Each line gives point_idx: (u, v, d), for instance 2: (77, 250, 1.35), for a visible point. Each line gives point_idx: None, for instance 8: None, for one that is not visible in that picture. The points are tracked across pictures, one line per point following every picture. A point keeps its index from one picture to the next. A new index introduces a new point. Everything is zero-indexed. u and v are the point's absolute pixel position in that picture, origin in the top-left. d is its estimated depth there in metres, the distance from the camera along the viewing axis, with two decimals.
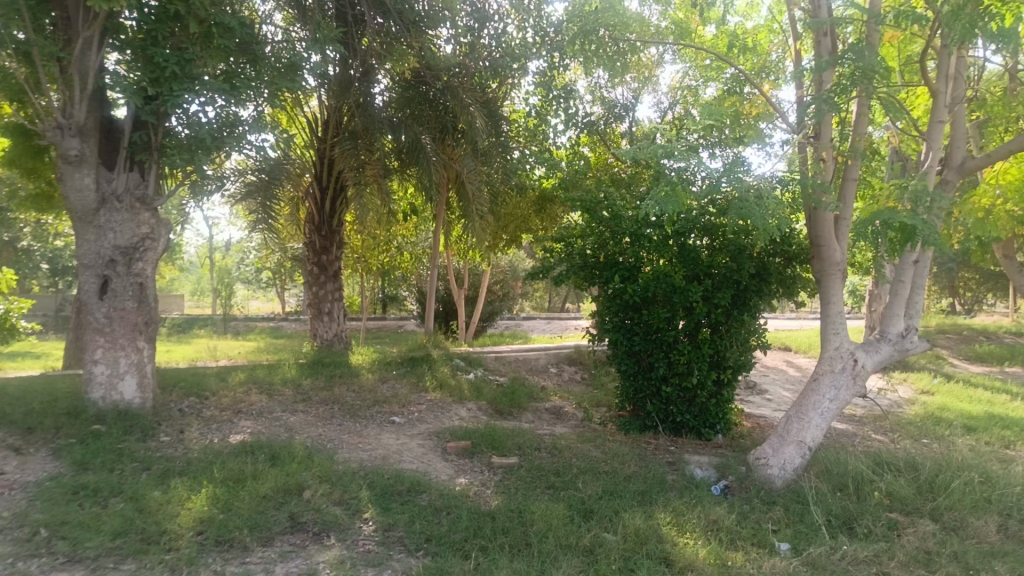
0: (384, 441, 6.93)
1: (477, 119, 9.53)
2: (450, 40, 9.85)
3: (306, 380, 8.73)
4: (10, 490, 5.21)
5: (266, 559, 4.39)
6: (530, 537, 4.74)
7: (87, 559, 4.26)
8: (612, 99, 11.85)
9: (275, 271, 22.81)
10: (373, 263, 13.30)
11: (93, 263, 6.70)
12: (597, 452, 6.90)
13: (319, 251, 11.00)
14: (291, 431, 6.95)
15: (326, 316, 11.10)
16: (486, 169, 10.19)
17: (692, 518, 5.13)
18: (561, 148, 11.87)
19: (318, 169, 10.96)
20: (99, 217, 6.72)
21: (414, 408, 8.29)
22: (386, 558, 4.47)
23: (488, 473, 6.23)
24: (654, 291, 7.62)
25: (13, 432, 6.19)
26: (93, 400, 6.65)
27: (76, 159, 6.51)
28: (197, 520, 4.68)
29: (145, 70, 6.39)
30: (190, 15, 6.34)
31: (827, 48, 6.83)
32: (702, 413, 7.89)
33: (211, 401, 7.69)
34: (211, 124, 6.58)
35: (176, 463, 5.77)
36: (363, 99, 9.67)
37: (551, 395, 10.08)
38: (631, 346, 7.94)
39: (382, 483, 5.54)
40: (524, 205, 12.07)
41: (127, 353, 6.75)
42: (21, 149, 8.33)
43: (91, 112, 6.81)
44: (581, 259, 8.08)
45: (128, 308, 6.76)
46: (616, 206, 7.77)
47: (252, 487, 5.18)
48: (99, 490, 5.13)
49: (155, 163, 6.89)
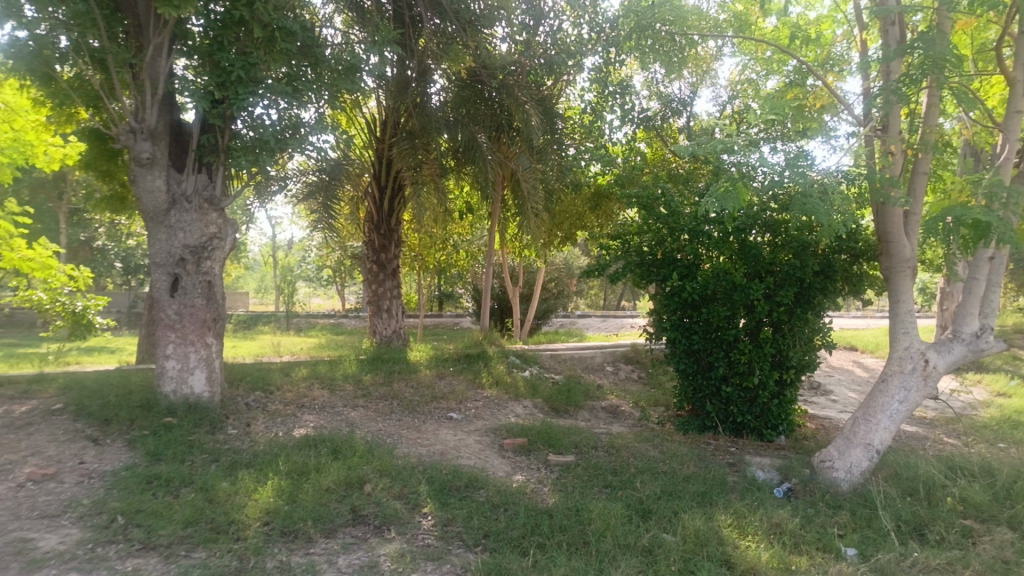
0: (442, 437, 7.01)
1: (532, 118, 9.54)
2: (505, 38, 9.89)
3: (366, 376, 8.90)
4: (89, 479, 5.46)
5: (329, 550, 4.49)
6: (588, 536, 4.72)
7: (161, 546, 4.42)
8: (668, 94, 11.67)
9: (335, 269, 23.33)
10: (430, 261, 13.50)
11: (163, 262, 6.92)
12: (654, 452, 6.85)
13: (378, 249, 11.17)
14: (352, 426, 7.09)
15: (385, 313, 11.28)
16: (542, 167, 10.18)
17: (754, 521, 5.04)
18: (617, 144, 11.84)
19: (377, 168, 11.14)
20: (169, 217, 6.93)
21: (471, 405, 8.36)
22: (445, 553, 4.52)
23: (545, 471, 6.23)
24: (713, 288, 7.52)
25: (91, 424, 6.48)
26: (165, 393, 6.91)
27: (147, 162, 6.73)
28: (264, 511, 4.82)
29: (212, 75, 6.61)
30: (254, 21, 6.50)
31: (896, 38, 6.59)
32: (764, 414, 7.70)
33: (275, 395, 7.90)
34: (274, 126, 6.79)
35: (243, 455, 5.95)
36: (420, 99, 9.78)
37: (607, 394, 10.03)
38: (690, 345, 7.83)
39: (440, 478, 5.60)
40: (579, 203, 12.01)
41: (196, 348, 6.98)
42: (95, 153, 8.84)
43: (161, 116, 7.05)
44: (639, 256, 8.03)
45: (197, 305, 6.98)
46: (674, 203, 7.68)
47: (315, 480, 5.31)
48: (171, 480, 5.33)
49: (222, 164, 7.11)
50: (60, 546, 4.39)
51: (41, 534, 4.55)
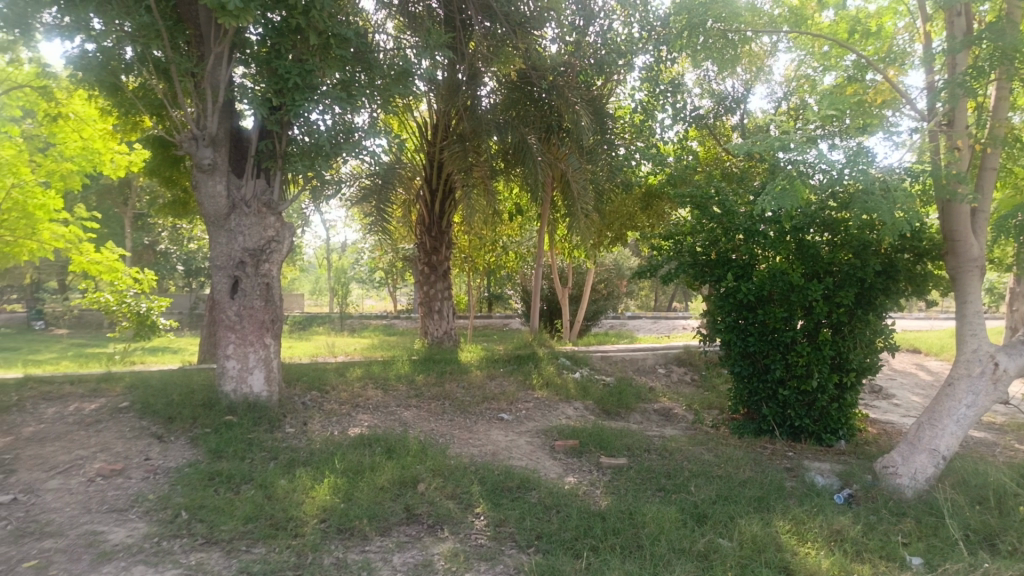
0: (493, 437, 7.04)
1: (582, 118, 9.48)
2: (555, 39, 9.86)
3: (418, 376, 9.00)
4: (155, 475, 5.65)
5: (384, 548, 4.55)
6: (642, 539, 4.67)
7: (223, 541, 4.55)
8: (721, 91, 11.51)
9: (388, 271, 23.70)
10: (479, 263, 13.57)
11: (224, 265, 7.12)
12: (709, 456, 6.75)
13: (429, 251, 11.30)
14: (405, 426, 7.18)
15: (436, 314, 11.37)
16: (592, 167, 10.12)
17: (814, 528, 4.92)
18: (668, 143, 11.71)
19: (428, 171, 11.25)
20: (229, 221, 7.12)
21: (522, 406, 8.37)
22: (498, 553, 4.53)
23: (597, 473, 6.18)
24: (770, 289, 7.37)
25: (156, 421, 6.71)
26: (226, 392, 7.11)
27: (209, 168, 6.92)
28: (321, 508, 4.92)
29: (270, 82, 6.78)
30: (309, 28, 6.56)
31: (962, 29, 6.35)
32: (823, 418, 7.50)
33: (331, 395, 8.05)
34: (329, 131, 6.93)
35: (301, 453, 6.08)
36: (471, 101, 9.84)
37: (659, 396, 9.92)
38: (745, 348, 7.68)
39: (493, 479, 5.63)
40: (630, 203, 11.93)
41: (255, 349, 7.15)
42: (160, 159, 9.15)
43: (221, 123, 7.25)
44: (692, 256, 7.93)
45: (257, 306, 7.15)
46: (729, 202, 7.57)
47: (370, 479, 5.39)
48: (232, 476, 5.48)
49: (280, 169, 7.27)
50: (128, 539, 4.55)
51: (110, 527, 4.72)
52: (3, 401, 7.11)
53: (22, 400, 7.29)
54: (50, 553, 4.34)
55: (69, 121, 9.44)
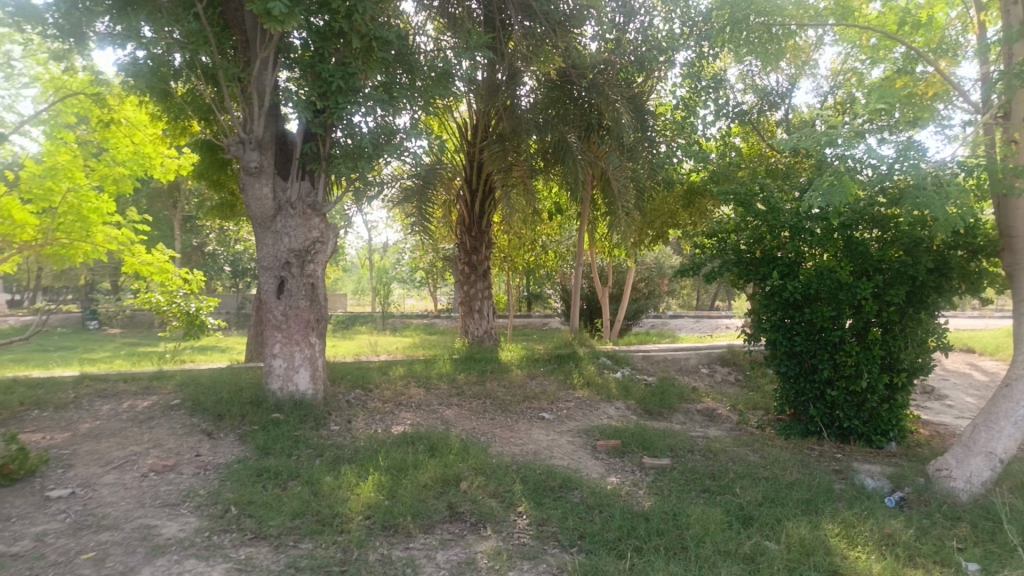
0: (535, 437, 7.05)
1: (623, 116, 9.43)
2: (595, 37, 9.82)
3: (459, 375, 9.05)
4: (205, 471, 5.79)
5: (428, 545, 4.59)
6: (686, 541, 4.62)
7: (271, 536, 4.64)
8: (765, 86, 11.32)
9: (429, 271, 23.89)
10: (519, 262, 13.59)
11: (271, 266, 7.25)
12: (754, 457, 6.65)
13: (470, 251, 11.36)
14: (448, 424, 7.23)
15: (477, 313, 11.41)
16: (633, 165, 10.02)
17: (864, 531, 4.81)
18: (710, 140, 11.60)
19: (468, 171, 11.33)
20: (275, 223, 7.25)
21: (563, 405, 8.35)
22: (541, 552, 4.53)
23: (640, 473, 6.14)
24: (817, 287, 7.21)
25: (206, 418, 6.89)
26: (272, 390, 7.25)
27: (255, 170, 7.06)
28: (366, 505, 4.98)
29: (314, 86, 6.92)
30: (352, 31, 6.64)
31: (1018, 18, 6.11)
32: (872, 419, 7.32)
33: (374, 393, 8.15)
34: (371, 133, 7.02)
35: (345, 450, 6.17)
36: (511, 101, 9.87)
37: (702, 396, 9.80)
38: (791, 347, 7.56)
39: (535, 478, 5.63)
40: (671, 200, 11.83)
41: (301, 348, 7.27)
42: (209, 163, 9.39)
43: (266, 127, 7.38)
44: (736, 255, 7.85)
45: (302, 306, 7.26)
46: (774, 199, 7.44)
47: (414, 477, 5.44)
48: (279, 473, 5.59)
49: (324, 171, 7.39)
50: (180, 533, 4.67)
51: (163, 521, 4.85)
52: (61, 399, 7.37)
53: (79, 397, 7.54)
54: (107, 545, 4.48)
55: (121, 126, 9.90)
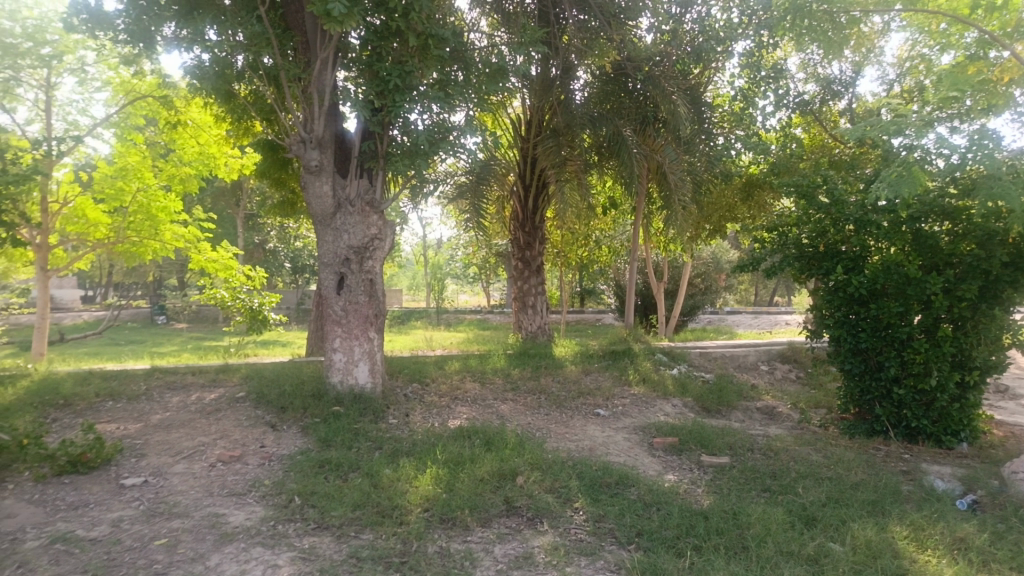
0: (590, 433, 7.03)
1: (680, 107, 9.35)
2: (651, 28, 9.71)
3: (514, 370, 9.09)
4: (269, 462, 5.96)
5: (485, 539, 4.63)
6: (747, 540, 4.54)
7: (333, 526, 4.75)
8: (828, 75, 10.96)
9: (482, 267, 24.06)
10: (572, 257, 13.55)
11: (331, 262, 7.40)
12: (817, 457, 6.50)
13: (523, 247, 11.39)
14: (503, 419, 7.28)
15: (530, 309, 11.42)
16: (689, 159, 9.89)
17: (934, 534, 4.66)
18: (771, 131, 11.35)
19: (522, 167, 11.32)
20: (335, 220, 7.39)
21: (618, 402, 8.30)
22: (598, 549, 4.52)
23: (698, 471, 6.06)
24: (883, 282, 7.02)
25: (270, 411, 7.09)
26: (333, 384, 7.41)
27: (315, 169, 7.20)
28: (424, 498, 5.05)
29: (372, 84, 7.03)
30: (409, 30, 6.71)
31: None
32: (943, 419, 7.03)
33: (431, 387, 8.26)
34: (426, 131, 7.12)
35: (403, 443, 6.26)
36: (565, 96, 9.79)
37: (762, 394, 9.61)
38: (856, 344, 7.31)
39: (591, 474, 5.62)
40: (729, 193, 11.64)
41: (360, 342, 7.41)
42: (270, 162, 9.64)
43: (326, 126, 7.52)
44: (798, 249, 7.68)
45: (361, 302, 7.39)
46: (838, 191, 7.26)
47: (471, 470, 5.50)
48: (340, 464, 5.72)
49: (381, 169, 7.50)
50: (247, 522, 4.82)
51: (231, 510, 5.02)
52: (133, 391, 7.69)
53: (150, 389, 7.85)
54: (178, 532, 4.66)
55: (187, 127, 10.24)
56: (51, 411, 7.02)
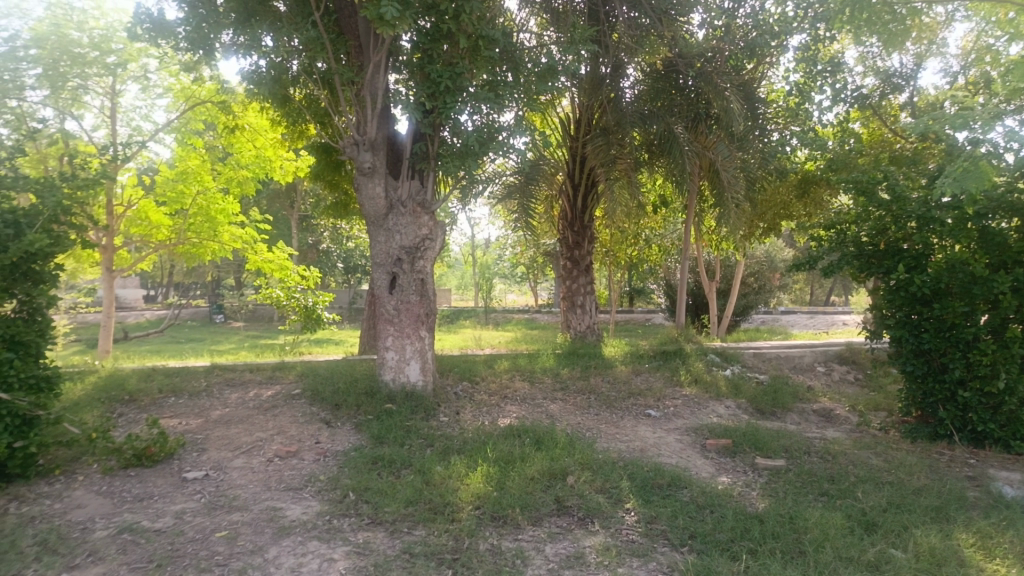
0: (641, 434, 6.98)
1: (732, 103, 9.13)
2: (703, 25, 9.61)
3: (563, 369, 9.08)
4: (325, 458, 6.08)
5: (537, 538, 4.64)
6: (804, 545, 4.45)
7: (387, 522, 4.82)
8: (887, 68, 10.63)
9: (530, 266, 24.10)
10: (621, 256, 13.47)
11: (383, 262, 7.51)
12: (877, 461, 6.33)
13: (572, 246, 11.37)
14: (553, 418, 7.28)
15: (579, 308, 11.36)
16: (742, 155, 9.75)
17: (1002, 543, 4.49)
18: (827, 126, 11.07)
19: (571, 166, 11.32)
20: (387, 221, 7.49)
21: (670, 402, 8.22)
22: (650, 550, 4.48)
23: (752, 474, 5.96)
24: (947, 282, 6.76)
25: (325, 407, 7.24)
26: (385, 381, 7.51)
27: (369, 171, 7.32)
28: (475, 495, 5.09)
29: (423, 86, 7.12)
30: (459, 32, 6.74)
31: None
32: (1011, 423, 6.66)
33: (481, 386, 8.32)
34: (475, 131, 7.15)
35: (454, 441, 6.32)
36: (615, 94, 9.71)
37: (818, 396, 9.38)
38: (919, 345, 7.08)
39: (642, 475, 5.58)
40: (784, 190, 11.38)
41: (411, 341, 7.49)
42: (324, 165, 9.83)
43: (378, 128, 7.63)
44: (857, 247, 7.53)
45: (412, 301, 7.47)
46: (899, 187, 7.03)
47: (521, 469, 5.51)
48: (393, 461, 5.81)
49: (432, 169, 7.59)
50: (304, 516, 4.93)
51: (288, 504, 5.14)
52: (194, 386, 7.95)
53: (210, 385, 8.10)
54: (238, 525, 4.80)
55: (244, 132, 10.43)
56: (117, 406, 7.30)
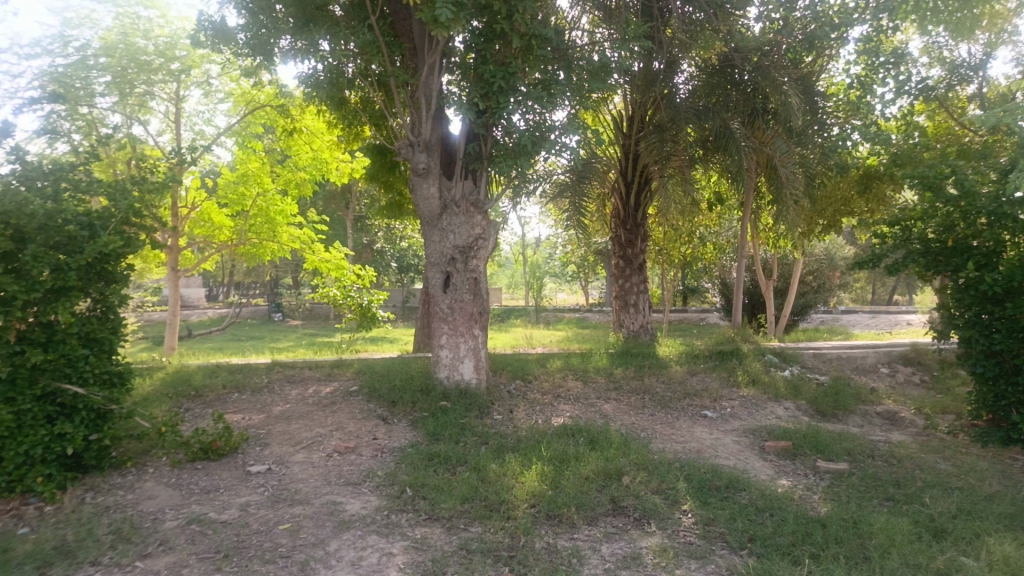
0: (697, 435, 6.89)
1: (791, 98, 8.95)
2: (760, 18, 9.42)
3: (617, 369, 9.01)
4: (382, 454, 6.19)
5: (592, 537, 4.63)
6: (870, 551, 4.33)
7: (443, 518, 4.88)
8: (955, 58, 10.23)
9: (581, 265, 24.03)
10: (675, 254, 13.33)
11: (437, 262, 7.58)
12: (946, 465, 6.13)
13: (625, 244, 11.27)
14: (607, 418, 7.25)
15: (632, 307, 11.26)
16: (801, 150, 9.62)
17: None
18: (890, 119, 10.77)
19: (624, 163, 11.24)
20: (441, 221, 7.55)
21: (727, 403, 8.08)
22: (709, 553, 4.42)
23: (813, 477, 5.81)
24: (1021, 280, 6.41)
25: (381, 404, 7.37)
26: (439, 379, 7.59)
27: (424, 172, 7.38)
28: (530, 493, 5.10)
29: (476, 87, 7.12)
30: (512, 32, 6.78)
31: None
32: None
33: (534, 384, 8.34)
34: (528, 130, 7.20)
35: (508, 439, 6.35)
36: (668, 91, 9.59)
37: (882, 398, 9.11)
38: (989, 346, 6.78)
39: (699, 476, 5.51)
40: (845, 186, 11.08)
41: (465, 339, 7.56)
42: (379, 166, 9.98)
43: (432, 130, 7.70)
44: (923, 245, 7.32)
45: (466, 300, 7.54)
46: (968, 182, 6.74)
47: (576, 469, 5.51)
48: (449, 458, 5.88)
49: (486, 169, 7.63)
50: (363, 510, 5.03)
51: (348, 498, 5.25)
52: (256, 383, 8.17)
53: (271, 382, 8.32)
54: (300, 518, 4.92)
55: (302, 134, 10.58)
56: (184, 401, 7.56)
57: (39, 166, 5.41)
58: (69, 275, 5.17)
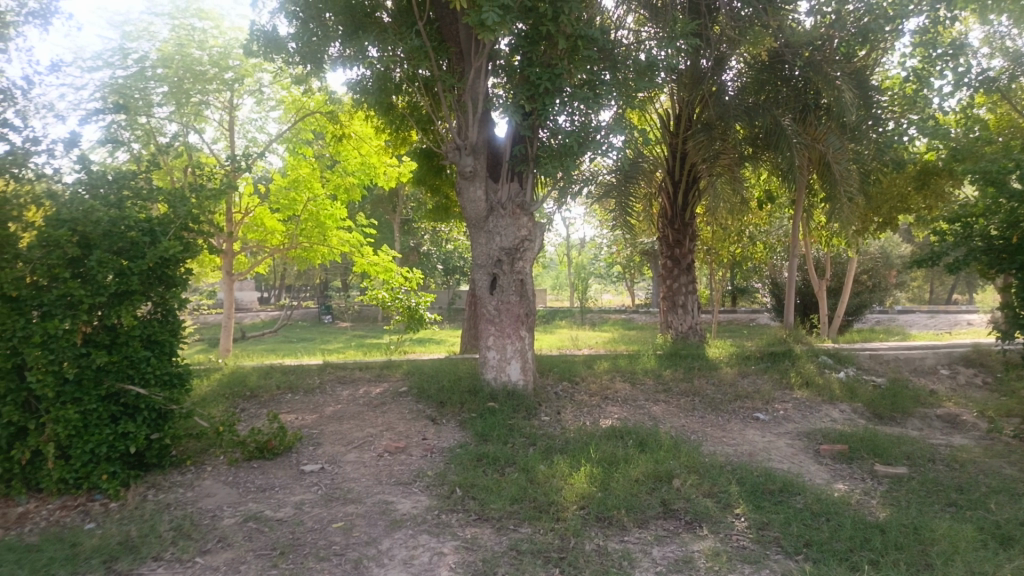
0: (749, 437, 6.78)
1: (844, 93, 8.76)
2: (811, 12, 9.23)
3: (665, 371, 8.93)
4: (432, 454, 6.25)
5: (643, 540, 4.60)
6: (931, 558, 4.20)
7: (493, 518, 4.91)
8: (1018, 48, 9.86)
9: (627, 266, 23.86)
10: (724, 253, 13.14)
11: (484, 263, 7.62)
12: (1012, 471, 5.91)
13: (672, 244, 11.15)
14: (656, 420, 7.19)
15: (680, 308, 11.13)
16: (855, 147, 9.39)
17: None
18: (949, 112, 10.40)
19: (671, 163, 11.14)
20: (488, 223, 7.60)
21: (779, 406, 7.93)
22: (763, 557, 4.35)
23: (871, 482, 5.66)
24: None
25: (430, 405, 7.45)
26: (487, 380, 7.63)
27: (470, 175, 7.44)
28: (579, 495, 5.09)
29: (522, 88, 7.15)
30: (558, 33, 6.75)
31: None
32: None
33: (582, 386, 8.31)
34: (574, 130, 7.18)
35: (557, 440, 6.35)
36: (716, 88, 9.41)
37: (942, 400, 8.82)
38: None
39: (752, 480, 5.42)
40: (901, 181, 10.74)
41: (512, 341, 7.57)
42: (426, 169, 10.17)
43: (479, 132, 7.75)
44: (985, 242, 7.08)
45: (513, 301, 7.56)
46: None
47: (625, 471, 5.48)
48: (498, 458, 5.91)
49: (531, 171, 7.62)
50: (414, 510, 5.09)
51: (399, 498, 5.32)
52: (309, 384, 8.34)
53: (323, 383, 8.48)
54: (353, 516, 5.01)
55: (351, 139, 10.81)
56: (240, 401, 7.76)
57: (104, 175, 5.64)
58: (131, 280, 5.34)
